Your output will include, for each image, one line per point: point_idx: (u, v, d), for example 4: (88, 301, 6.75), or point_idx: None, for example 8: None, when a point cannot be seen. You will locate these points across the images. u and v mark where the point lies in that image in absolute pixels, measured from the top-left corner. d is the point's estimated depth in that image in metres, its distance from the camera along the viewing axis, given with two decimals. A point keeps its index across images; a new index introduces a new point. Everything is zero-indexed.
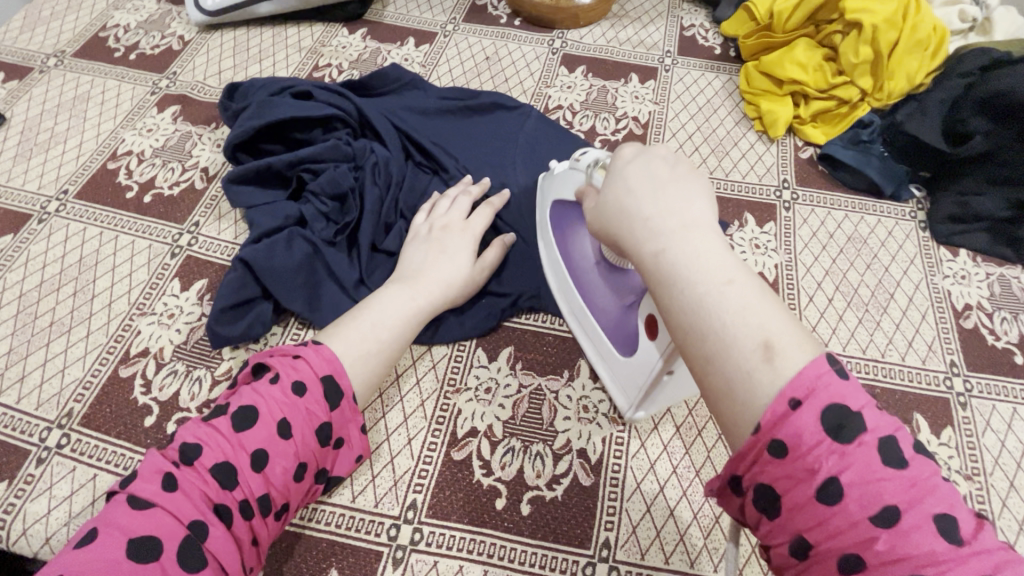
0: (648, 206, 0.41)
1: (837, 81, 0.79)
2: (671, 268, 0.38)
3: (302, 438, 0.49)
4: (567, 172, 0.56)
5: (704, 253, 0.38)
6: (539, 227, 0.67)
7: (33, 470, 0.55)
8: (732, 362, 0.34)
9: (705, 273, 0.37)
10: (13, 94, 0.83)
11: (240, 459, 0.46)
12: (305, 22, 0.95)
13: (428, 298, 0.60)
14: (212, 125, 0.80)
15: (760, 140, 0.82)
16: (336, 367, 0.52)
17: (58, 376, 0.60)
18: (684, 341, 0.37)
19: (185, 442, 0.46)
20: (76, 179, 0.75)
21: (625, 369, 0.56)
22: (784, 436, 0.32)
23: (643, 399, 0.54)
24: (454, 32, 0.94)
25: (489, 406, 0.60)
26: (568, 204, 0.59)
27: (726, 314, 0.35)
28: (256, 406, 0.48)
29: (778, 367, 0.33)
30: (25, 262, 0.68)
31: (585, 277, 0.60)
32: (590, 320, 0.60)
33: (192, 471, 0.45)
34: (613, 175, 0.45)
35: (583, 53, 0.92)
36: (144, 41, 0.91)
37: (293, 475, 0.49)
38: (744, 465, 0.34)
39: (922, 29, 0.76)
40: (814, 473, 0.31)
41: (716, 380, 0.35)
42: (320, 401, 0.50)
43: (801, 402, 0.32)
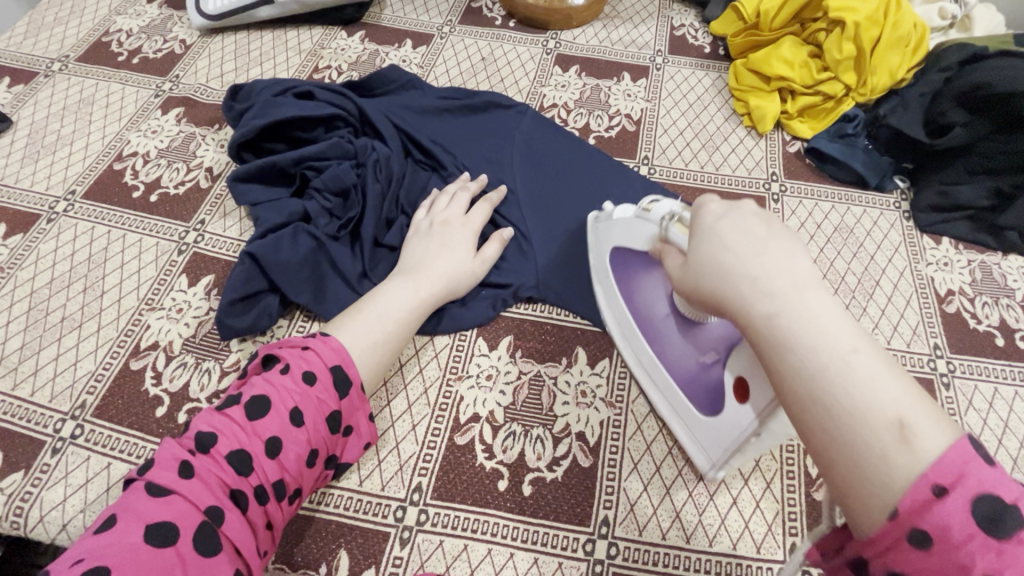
0: (750, 264, 0.37)
1: (822, 77, 0.82)
2: (787, 336, 0.34)
3: (313, 426, 0.51)
4: (635, 221, 0.56)
5: (822, 317, 0.34)
6: (598, 275, 0.66)
7: (48, 460, 0.57)
8: (865, 447, 0.31)
9: (828, 343, 0.33)
10: (19, 98, 0.85)
11: (254, 447, 0.48)
12: (304, 26, 0.97)
13: (432, 291, 0.62)
14: (216, 126, 0.82)
15: (750, 135, 0.84)
16: (343, 357, 0.54)
17: (70, 370, 0.62)
18: (802, 417, 0.34)
19: (201, 431, 0.48)
20: (83, 180, 0.77)
21: (705, 427, 0.54)
22: (928, 526, 0.28)
23: (727, 458, 0.52)
24: (450, 34, 0.97)
25: (490, 393, 0.62)
26: (635, 253, 0.58)
27: (854, 389, 0.31)
28: (269, 396, 0.50)
29: (922, 452, 0.29)
30: (35, 260, 0.70)
31: (655, 330, 0.59)
32: (663, 374, 0.58)
33: (208, 458, 0.47)
34: (702, 227, 0.41)
35: (576, 53, 0.95)
36: (146, 45, 0.93)
37: (305, 461, 0.51)
38: (874, 549, 0.31)
39: (903, 26, 0.79)
40: (965, 568, 0.27)
41: (842, 462, 0.32)
42: (330, 390, 0.52)
43: (948, 489, 0.28)
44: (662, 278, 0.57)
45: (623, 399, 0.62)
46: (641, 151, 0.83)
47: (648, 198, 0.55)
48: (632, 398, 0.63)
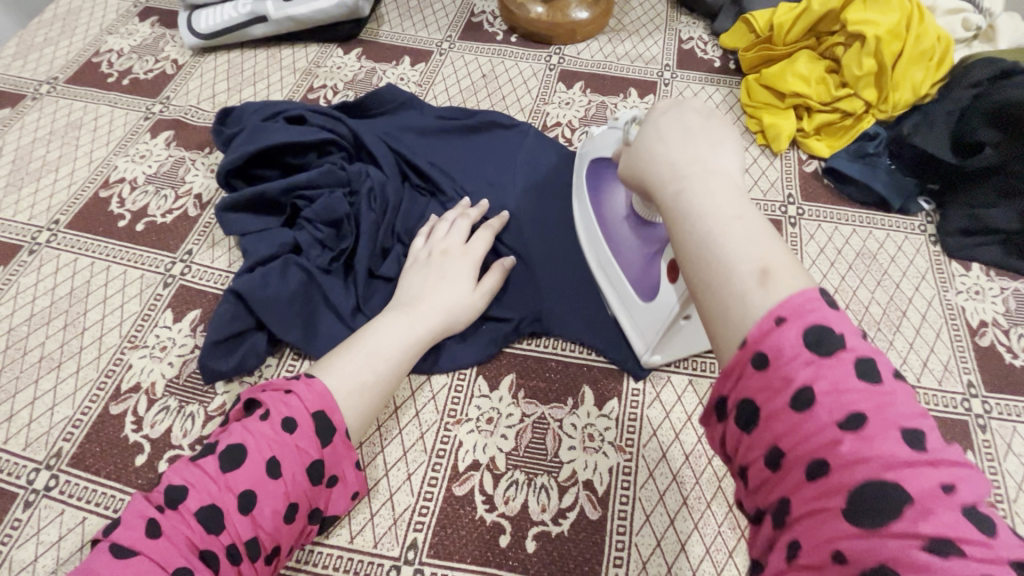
0: (674, 150, 0.41)
1: (840, 94, 0.78)
2: (688, 203, 0.37)
3: (292, 477, 0.47)
4: (605, 133, 0.59)
5: (718, 191, 0.37)
6: (574, 190, 0.69)
7: (20, 514, 0.53)
8: (730, 288, 0.33)
9: (718, 206, 0.36)
10: (6, 123, 0.82)
11: (227, 502, 0.45)
12: (299, 44, 0.94)
13: (425, 326, 0.58)
14: (206, 150, 0.79)
15: (764, 154, 0.80)
16: (328, 403, 0.50)
17: (47, 415, 0.59)
18: (687, 270, 0.36)
19: (172, 484, 0.45)
20: (68, 209, 0.74)
21: (644, 314, 0.58)
22: (766, 347, 0.30)
23: (659, 340, 0.57)
24: (450, 50, 0.93)
25: (491, 437, 0.58)
26: (602, 161, 0.61)
27: (730, 242, 0.34)
28: (244, 445, 0.46)
29: (775, 293, 0.31)
30: (14, 295, 0.66)
31: (613, 228, 0.62)
32: (616, 271, 0.62)
33: (177, 515, 0.44)
34: (646, 126, 0.46)
35: (580, 68, 0.91)
36: (137, 66, 0.90)
37: (283, 517, 0.47)
38: (729, 383, 0.32)
39: (927, 39, 0.75)
40: (790, 380, 0.29)
41: (712, 307, 0.34)
42: (312, 438, 0.49)
43: (786, 319, 0.30)
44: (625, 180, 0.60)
45: (634, 443, 0.58)
46: None
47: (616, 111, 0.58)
48: (643, 441, 0.58)
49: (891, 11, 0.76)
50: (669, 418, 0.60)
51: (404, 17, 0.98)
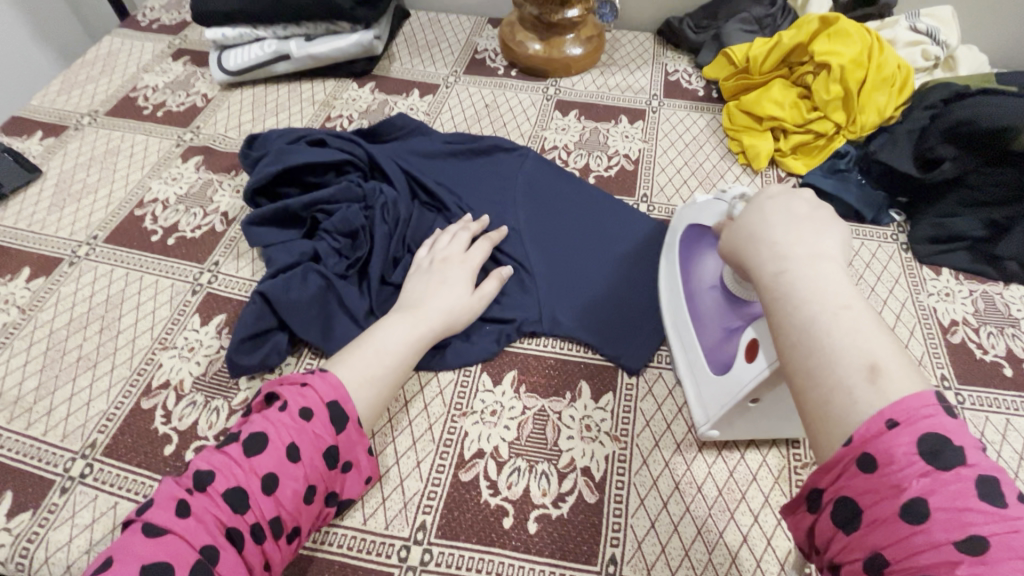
0: (778, 231, 0.45)
1: (812, 117, 0.85)
2: (792, 287, 0.41)
3: (309, 461, 0.51)
4: (712, 202, 0.64)
5: (826, 281, 0.41)
6: (664, 250, 0.73)
7: (56, 499, 0.57)
8: (834, 379, 0.36)
9: (825, 295, 0.39)
10: (50, 150, 0.90)
11: (251, 484, 0.49)
12: (318, 79, 1.03)
13: (427, 325, 0.64)
14: (232, 173, 0.86)
15: (745, 172, 0.87)
16: (340, 393, 0.55)
17: (83, 409, 0.63)
18: (787, 352, 0.40)
19: (199, 470, 0.49)
20: (106, 225, 0.80)
21: (712, 385, 0.59)
22: (876, 452, 0.33)
23: (722, 416, 0.57)
24: (455, 83, 1.02)
25: (495, 428, 0.63)
26: (704, 229, 0.66)
27: (838, 336, 0.37)
28: (266, 433, 0.51)
29: (882, 392, 0.35)
30: (55, 301, 0.72)
31: (696, 295, 0.65)
32: (692, 336, 0.63)
33: (205, 497, 0.48)
34: (752, 206, 0.50)
35: (575, 98, 0.99)
36: (170, 100, 0.99)
37: (302, 498, 0.51)
38: (829, 478, 0.36)
39: (888, 67, 0.83)
40: (901, 490, 0.32)
41: (814, 393, 0.37)
42: (327, 425, 0.53)
43: (899, 424, 0.33)
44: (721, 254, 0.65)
45: (628, 433, 0.62)
46: (640, 190, 0.85)
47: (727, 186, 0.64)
48: (637, 431, 0.62)
49: (853, 43, 0.84)
50: (661, 410, 0.64)
51: (414, 55, 1.07)
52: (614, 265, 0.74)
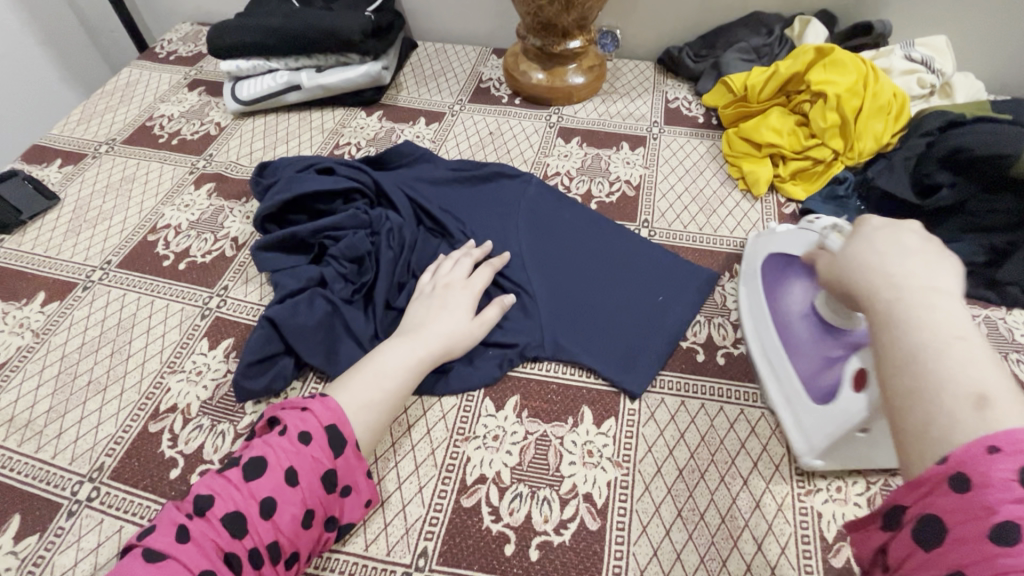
0: (887, 259, 0.42)
1: (810, 144, 0.87)
2: (905, 314, 0.38)
3: (308, 485, 0.51)
4: (801, 233, 0.66)
5: (946, 313, 0.37)
6: (742, 278, 0.74)
7: (63, 523, 0.58)
8: (937, 403, 0.33)
9: (939, 324, 0.36)
10: (68, 178, 0.93)
11: (250, 508, 0.49)
12: (327, 108, 1.06)
13: (426, 348, 0.64)
14: (243, 200, 0.89)
15: (745, 198, 0.88)
16: (339, 417, 0.56)
17: (92, 432, 0.64)
18: (887, 377, 0.37)
19: (200, 494, 0.50)
20: (120, 250, 0.83)
21: (815, 414, 0.59)
22: (969, 471, 0.30)
23: (829, 445, 0.57)
24: (460, 111, 1.05)
25: (497, 453, 0.63)
26: (794, 258, 0.68)
27: (945, 362, 0.34)
28: (265, 457, 0.52)
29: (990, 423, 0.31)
30: (68, 325, 0.74)
31: (788, 323, 0.66)
32: (787, 364, 0.64)
33: (204, 522, 0.48)
34: (858, 235, 0.47)
35: (577, 125, 1.02)
36: (185, 128, 1.02)
37: (300, 523, 0.51)
38: (914, 494, 0.33)
39: (883, 96, 0.85)
40: (993, 511, 0.29)
41: (910, 417, 0.34)
42: (326, 449, 0.53)
43: (1002, 450, 0.30)
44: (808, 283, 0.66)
45: (631, 459, 0.62)
46: (641, 215, 0.87)
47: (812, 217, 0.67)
48: (639, 456, 0.63)
49: (848, 72, 0.86)
50: (663, 435, 0.64)
51: (420, 85, 1.11)
52: (617, 290, 0.75)
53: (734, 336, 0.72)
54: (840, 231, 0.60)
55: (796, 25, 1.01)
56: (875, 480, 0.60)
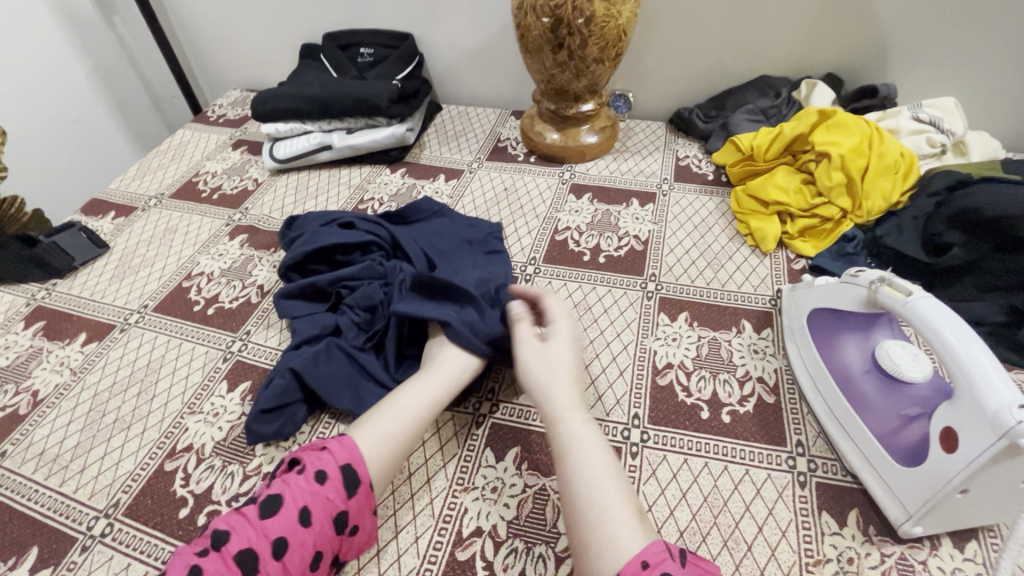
0: (538, 379, 0.64)
1: (816, 202, 0.88)
2: (580, 440, 0.57)
3: (319, 526, 0.53)
4: (843, 284, 0.67)
5: (592, 438, 0.57)
6: (790, 334, 0.75)
7: (76, 558, 0.60)
8: (609, 525, 0.49)
9: (596, 448, 0.56)
10: (119, 228, 1.02)
11: (262, 547, 0.50)
12: (355, 166, 1.14)
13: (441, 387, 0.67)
14: (272, 250, 0.95)
15: (754, 254, 0.89)
16: (355, 458, 0.57)
17: (113, 468, 0.68)
18: (582, 497, 0.52)
19: (218, 528, 0.51)
20: (157, 295, 0.89)
21: (904, 479, 0.57)
22: None
23: (926, 510, 0.54)
24: (478, 169, 1.11)
25: (495, 506, 0.63)
26: (842, 313, 0.68)
27: (605, 490, 0.52)
28: (282, 495, 0.53)
29: (617, 524, 0.49)
30: (103, 365, 0.79)
31: (852, 383, 0.65)
32: (859, 425, 0.62)
33: (219, 558, 0.49)
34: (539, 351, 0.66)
35: (589, 182, 1.06)
36: (226, 184, 1.11)
37: (309, 566, 0.51)
38: None
39: (888, 155, 0.86)
40: None
41: (580, 531, 0.50)
42: (339, 491, 0.55)
43: (649, 565, 0.45)
44: (860, 340, 0.67)
45: None
46: (649, 269, 0.88)
47: (855, 269, 0.67)
48: None
49: (852, 134, 0.88)
50: (664, 494, 0.63)
51: (442, 144, 1.18)
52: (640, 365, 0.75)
53: (740, 394, 0.71)
54: (891, 283, 0.61)
55: (804, 87, 1.04)
56: (891, 552, 0.57)
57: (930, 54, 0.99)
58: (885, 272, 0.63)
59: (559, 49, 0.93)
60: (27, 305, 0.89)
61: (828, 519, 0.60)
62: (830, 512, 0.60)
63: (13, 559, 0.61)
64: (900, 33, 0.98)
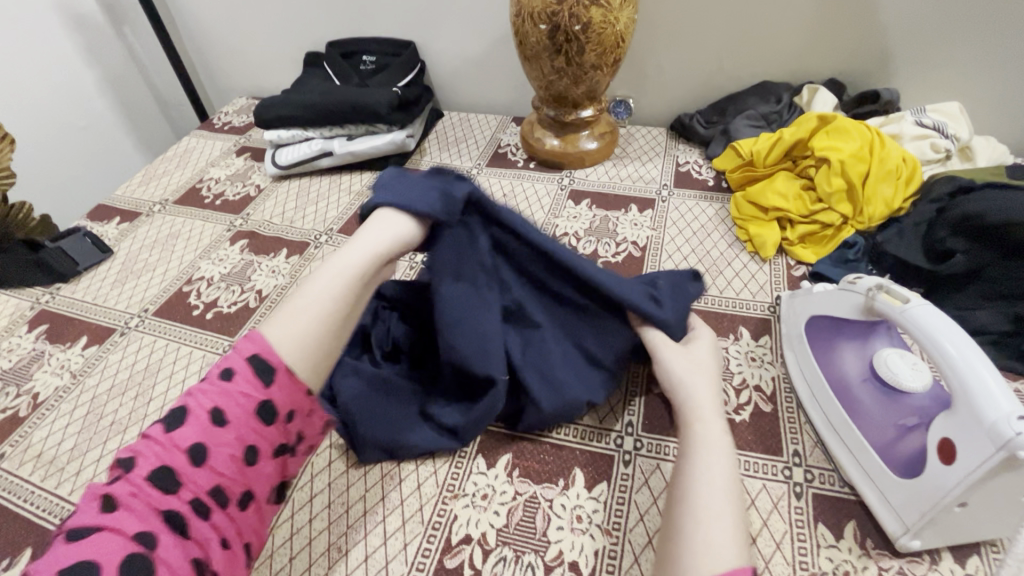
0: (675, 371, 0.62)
1: (816, 208, 0.86)
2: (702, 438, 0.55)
3: (238, 422, 0.53)
4: (840, 291, 0.66)
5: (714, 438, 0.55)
6: (788, 342, 0.74)
7: None
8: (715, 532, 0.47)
9: (718, 449, 0.54)
10: (123, 233, 1.04)
11: (177, 460, 0.50)
12: (356, 172, 1.15)
13: (357, 259, 0.61)
14: (271, 255, 0.96)
15: (753, 260, 0.88)
16: (263, 347, 0.55)
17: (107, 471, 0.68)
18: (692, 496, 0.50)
19: (123, 457, 0.50)
20: (157, 300, 0.90)
21: (904, 491, 0.55)
22: None
23: (924, 523, 0.53)
24: (477, 175, 1.11)
25: (484, 513, 0.62)
26: (842, 321, 0.67)
27: (711, 494, 0.50)
28: (187, 408, 0.52)
29: (715, 529, 0.47)
30: (102, 368, 0.80)
31: (851, 391, 0.64)
32: (857, 435, 0.61)
33: (129, 483, 0.49)
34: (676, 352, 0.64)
35: (588, 188, 1.05)
36: (229, 190, 1.13)
37: (242, 461, 0.52)
38: None
39: (891, 160, 0.84)
40: None
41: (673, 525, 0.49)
42: (252, 382, 0.54)
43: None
44: (859, 349, 0.66)
45: (620, 527, 0.60)
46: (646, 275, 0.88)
47: (852, 276, 0.66)
48: (629, 524, 0.60)
49: (852, 139, 0.87)
50: (656, 503, 0.62)
51: (443, 150, 1.19)
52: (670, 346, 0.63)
53: (736, 402, 0.70)
54: (888, 291, 0.60)
55: (805, 93, 1.04)
56: (889, 566, 0.56)
57: (937, 58, 0.98)
58: (883, 280, 0.62)
59: (557, 55, 0.93)
60: (31, 309, 0.91)
61: (824, 531, 0.59)
62: (826, 524, 0.59)
63: (7, 560, 0.61)
64: (904, 41, 0.98)
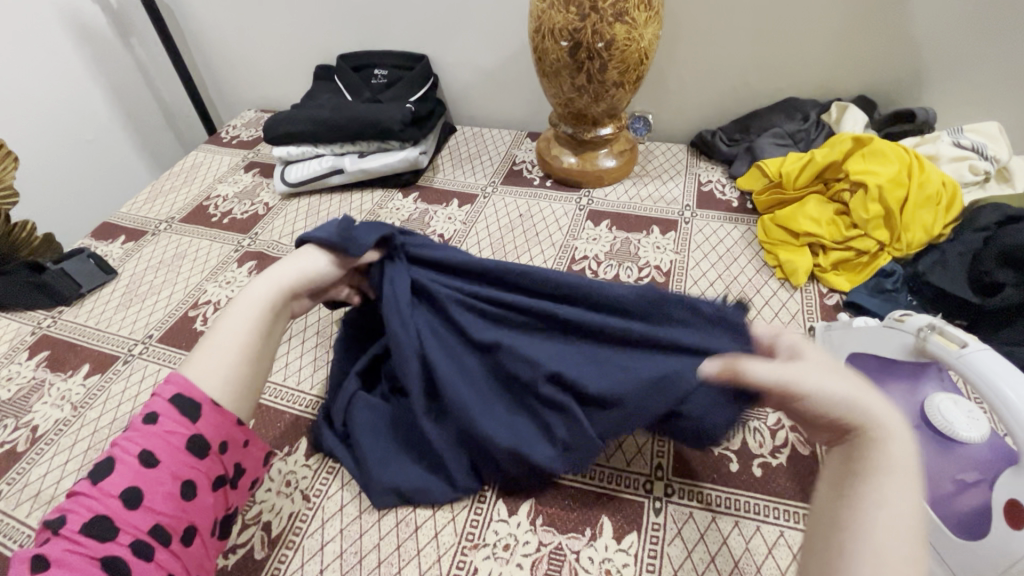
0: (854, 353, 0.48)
1: (851, 235, 0.82)
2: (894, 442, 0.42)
3: (170, 459, 0.50)
4: (885, 330, 0.62)
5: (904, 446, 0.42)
6: None
7: None
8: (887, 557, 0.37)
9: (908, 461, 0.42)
10: (128, 253, 1.01)
11: (111, 507, 0.47)
12: (367, 190, 1.12)
13: (266, 291, 0.61)
14: None
15: (784, 287, 0.84)
16: (182, 385, 0.53)
17: None
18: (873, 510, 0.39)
19: (48, 519, 0.46)
20: (162, 325, 0.87)
21: (966, 554, 0.51)
22: None
23: None
24: (492, 193, 1.08)
25: (506, 566, 0.58)
26: (887, 361, 0.63)
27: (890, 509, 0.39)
28: (112, 456, 0.49)
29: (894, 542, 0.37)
30: (104, 399, 0.77)
31: None
32: None
33: (60, 542, 0.45)
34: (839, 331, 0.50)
35: (607, 209, 1.02)
36: (237, 208, 1.10)
37: (179, 497, 0.49)
38: None
39: (931, 185, 0.81)
40: None
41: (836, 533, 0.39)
42: (179, 420, 0.51)
43: None
44: (908, 392, 0.61)
45: None
46: None
47: (900, 314, 0.62)
48: None
49: (890, 163, 0.83)
50: (690, 557, 0.58)
51: (456, 167, 1.15)
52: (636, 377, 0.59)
53: (772, 444, 0.66)
54: (942, 333, 0.55)
55: (834, 110, 1.00)
56: None
57: (970, 75, 0.94)
58: (935, 320, 0.58)
59: (578, 72, 0.90)
60: (33, 334, 0.87)
61: None
62: None
63: None
64: (939, 60, 0.94)
